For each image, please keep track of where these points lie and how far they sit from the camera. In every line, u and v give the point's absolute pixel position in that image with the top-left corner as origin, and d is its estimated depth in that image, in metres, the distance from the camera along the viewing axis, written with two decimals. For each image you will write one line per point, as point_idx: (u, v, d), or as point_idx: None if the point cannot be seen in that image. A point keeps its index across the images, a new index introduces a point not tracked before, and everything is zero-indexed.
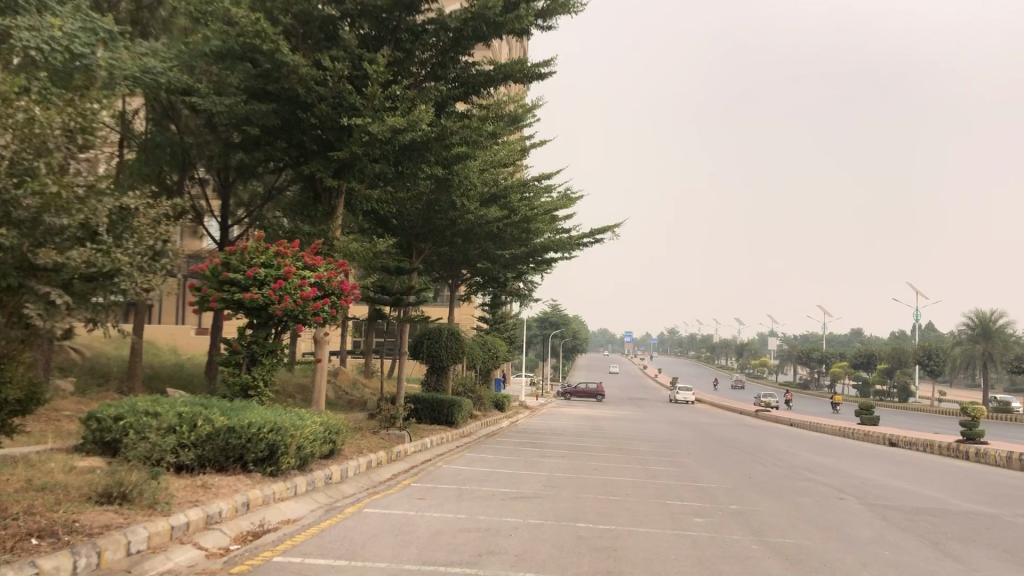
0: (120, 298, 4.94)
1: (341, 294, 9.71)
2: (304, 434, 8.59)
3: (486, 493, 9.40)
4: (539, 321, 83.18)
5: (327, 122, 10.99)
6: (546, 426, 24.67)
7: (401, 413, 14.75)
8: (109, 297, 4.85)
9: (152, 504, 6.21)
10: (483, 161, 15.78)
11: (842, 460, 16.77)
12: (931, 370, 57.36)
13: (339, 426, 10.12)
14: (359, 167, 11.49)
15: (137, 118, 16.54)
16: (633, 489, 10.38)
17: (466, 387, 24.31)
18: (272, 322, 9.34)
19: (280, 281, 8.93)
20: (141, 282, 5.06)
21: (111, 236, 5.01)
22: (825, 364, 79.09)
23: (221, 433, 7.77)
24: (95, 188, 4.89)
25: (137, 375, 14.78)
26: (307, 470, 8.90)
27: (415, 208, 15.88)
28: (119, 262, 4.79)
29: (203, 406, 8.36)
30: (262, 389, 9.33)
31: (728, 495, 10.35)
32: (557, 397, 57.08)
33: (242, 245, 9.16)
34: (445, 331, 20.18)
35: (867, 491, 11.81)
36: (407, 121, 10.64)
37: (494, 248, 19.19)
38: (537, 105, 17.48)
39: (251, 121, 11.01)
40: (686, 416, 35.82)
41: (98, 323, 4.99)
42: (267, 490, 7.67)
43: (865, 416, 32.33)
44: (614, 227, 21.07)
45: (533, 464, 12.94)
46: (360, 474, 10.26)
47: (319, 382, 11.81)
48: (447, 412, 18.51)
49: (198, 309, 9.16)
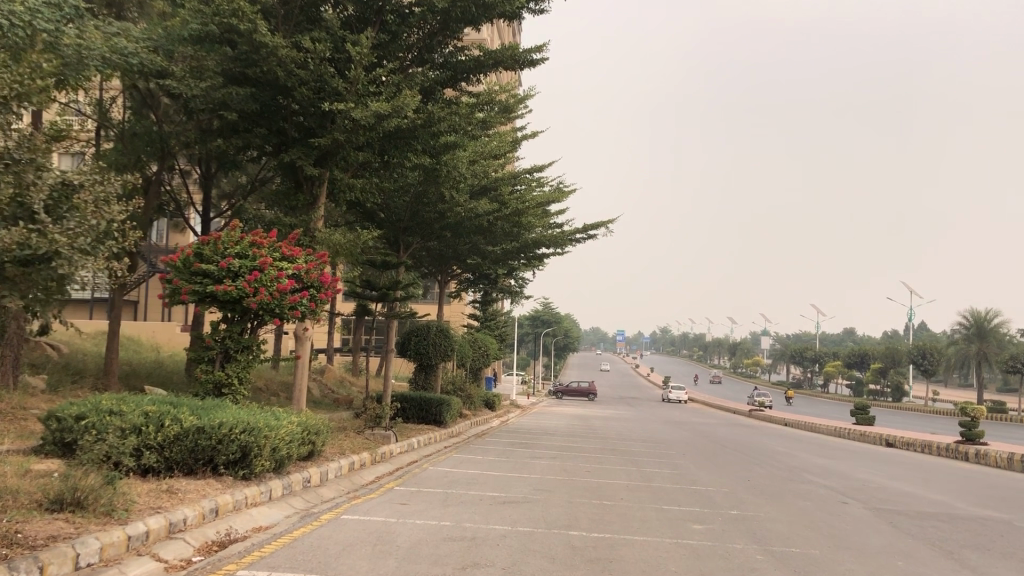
0: (57, 276, 5.11)
1: (320, 286, 9.22)
2: (279, 435, 8.09)
3: (473, 497, 8.92)
4: (530, 319, 82.72)
5: (309, 108, 10.51)
6: (537, 426, 24.20)
7: (387, 412, 14.26)
8: (44, 276, 5.03)
9: (108, 511, 5.71)
10: (472, 152, 15.29)
11: (841, 461, 16.34)
12: (925, 370, 57.09)
13: (320, 426, 9.63)
14: (341, 155, 11.03)
15: (116, 107, 16.02)
16: (626, 492, 9.92)
17: (456, 385, 23.84)
18: (247, 316, 8.86)
19: (255, 273, 8.43)
20: (79, 259, 5.21)
21: (49, 215, 5.17)
22: (818, 364, 78.85)
23: (190, 435, 7.27)
24: (28, 164, 5.02)
25: (114, 373, 14.27)
26: (283, 473, 8.41)
27: (403, 201, 15.41)
28: (57, 244, 4.94)
29: (172, 405, 7.85)
30: (236, 387, 8.82)
31: (727, 499, 9.90)
32: (549, 396, 56.62)
33: (216, 234, 8.65)
34: (434, 328, 19.70)
35: (869, 495, 11.38)
36: (392, 107, 10.16)
37: (484, 243, 18.71)
38: (528, 96, 17.02)
39: (228, 107, 10.52)
40: (680, 416, 35.41)
41: (37, 300, 5.17)
42: (239, 494, 7.18)
43: (860, 416, 31.97)
44: (607, 222, 20.63)
45: (523, 466, 12.48)
46: (342, 477, 9.77)
47: (300, 380, 11.31)
48: (435, 411, 18.04)
49: (168, 302, 8.66)
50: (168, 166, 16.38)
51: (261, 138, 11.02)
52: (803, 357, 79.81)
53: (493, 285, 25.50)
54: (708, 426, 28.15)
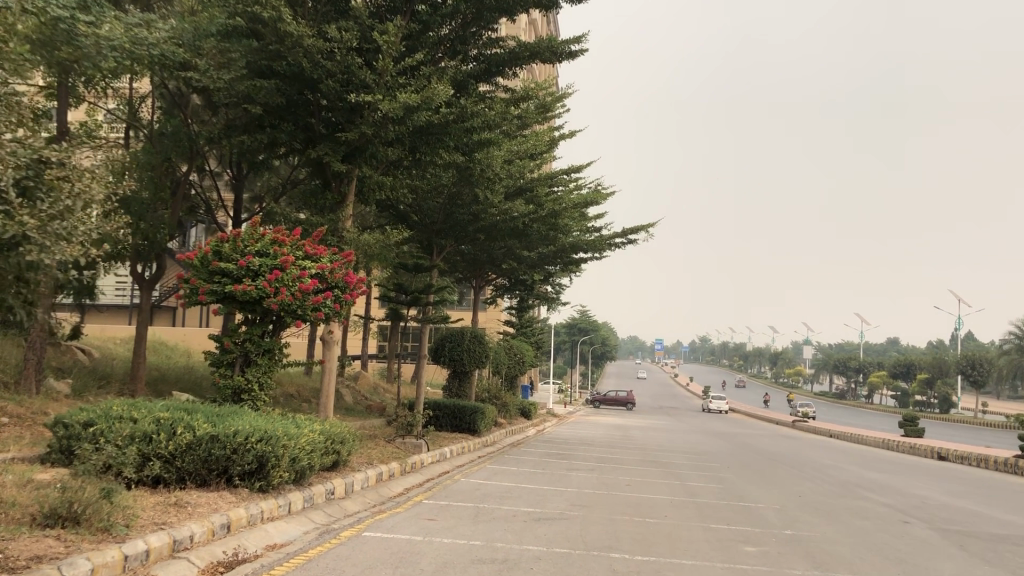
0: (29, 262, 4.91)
1: (345, 287, 8.69)
2: (300, 444, 7.59)
3: (507, 513, 8.34)
4: (567, 328, 81.89)
5: (336, 101, 10.07)
6: (574, 435, 23.54)
7: (418, 420, 13.75)
8: (16, 262, 4.84)
9: (107, 526, 5.23)
10: (508, 150, 14.78)
11: (895, 475, 15.52)
12: (975, 381, 55.35)
13: (345, 434, 9.13)
14: (370, 151, 10.56)
15: (146, 107, 15.79)
16: (671, 509, 9.28)
17: (491, 393, 23.29)
18: (268, 317, 8.39)
19: (276, 271, 7.96)
20: (58, 244, 5.03)
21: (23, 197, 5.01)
22: (861, 374, 77.14)
23: (203, 443, 6.80)
24: None
25: (142, 378, 13.96)
26: (304, 484, 7.90)
27: (436, 201, 14.93)
28: (26, 227, 4.77)
29: (186, 411, 7.40)
30: (255, 393, 8.33)
31: (780, 518, 9.21)
32: (586, 405, 55.86)
33: (236, 232, 8.21)
34: (468, 334, 19.18)
35: (932, 514, 10.61)
36: (423, 98, 9.69)
37: (520, 247, 18.17)
38: (566, 93, 16.48)
39: (252, 101, 10.10)
40: (721, 426, 34.54)
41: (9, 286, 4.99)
42: (254, 508, 6.69)
43: (909, 428, 30.86)
44: (647, 225, 19.98)
45: (559, 478, 11.87)
46: (368, 488, 9.26)
47: (327, 385, 10.82)
48: (469, 420, 17.51)
49: (186, 303, 8.23)
50: (198, 167, 16.11)
51: (287, 134, 10.59)
52: (846, 366, 78.11)
53: (530, 291, 24.93)
54: (751, 437, 27.28)
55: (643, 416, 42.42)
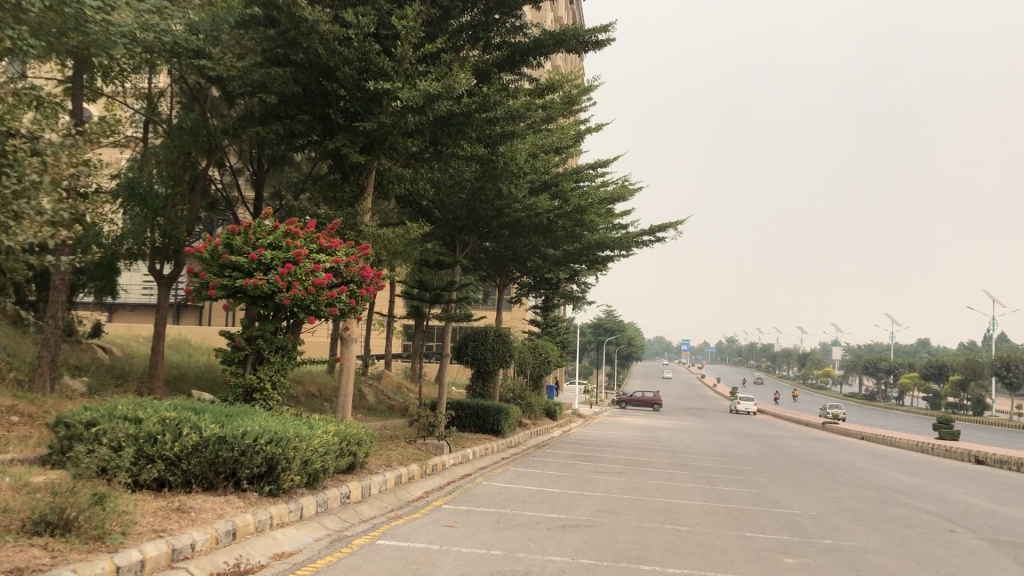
0: None
1: (361, 281, 8.32)
2: (313, 446, 7.22)
3: (530, 519, 7.94)
4: (593, 328, 81.18)
5: (354, 89, 9.74)
6: (600, 437, 23.09)
7: (440, 421, 13.37)
8: None
9: (101, 534, 4.90)
10: (532, 144, 14.38)
11: (934, 480, 14.92)
12: (1010, 383, 54.13)
13: (362, 436, 8.77)
14: (389, 142, 10.21)
15: (164, 101, 15.57)
16: (702, 516, 8.83)
17: (515, 393, 22.88)
18: (281, 313, 8.05)
19: (289, 265, 7.62)
20: None
21: None
22: (893, 375, 75.87)
23: (210, 445, 6.47)
24: None
25: (160, 376, 13.71)
26: (317, 488, 7.54)
27: (459, 196, 14.56)
28: None
29: (194, 411, 7.08)
30: (268, 392, 7.98)
31: (819, 526, 8.75)
32: (613, 405, 55.28)
33: (247, 223, 7.87)
34: (492, 333, 18.78)
35: (978, 522, 10.06)
36: (443, 85, 9.32)
37: (545, 244, 17.75)
38: (592, 86, 16.05)
39: (267, 90, 9.80)
40: (750, 428, 33.92)
41: None
42: (263, 513, 6.34)
43: (944, 430, 30.10)
44: (675, 222, 19.49)
45: (586, 482, 11.43)
46: (386, 492, 8.88)
47: (345, 384, 10.48)
48: (493, 420, 17.13)
49: (196, 297, 7.90)
50: (217, 162, 15.89)
51: (304, 125, 10.26)
52: (877, 368, 76.82)
53: (555, 290, 24.49)
54: (782, 439, 26.66)
55: (669, 417, 41.79)
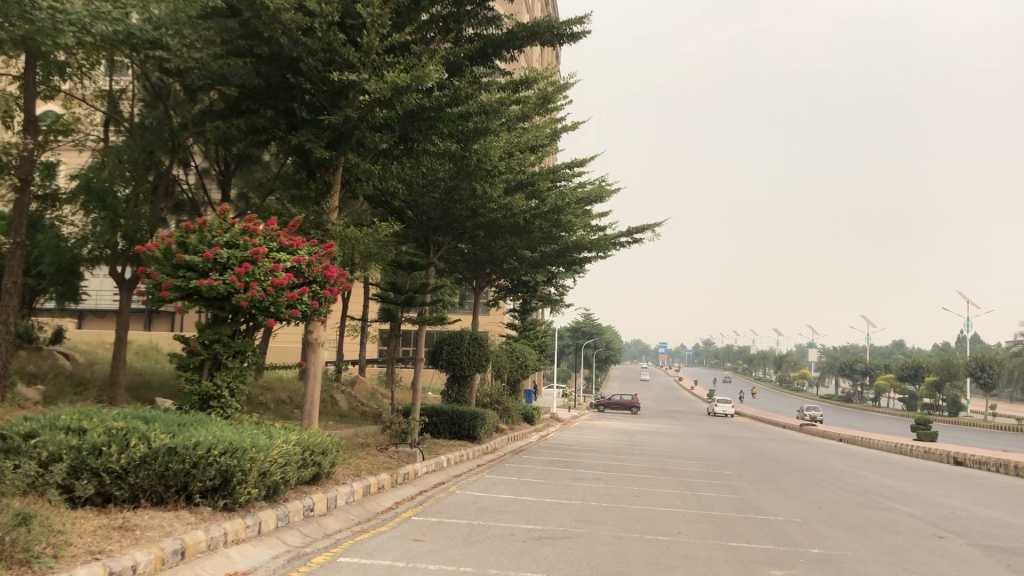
0: None
1: (324, 281, 7.90)
2: (272, 456, 6.78)
3: (503, 531, 7.55)
4: (572, 331, 80.91)
5: (319, 81, 9.32)
6: (579, 442, 22.70)
7: (413, 428, 12.94)
8: None
9: (28, 558, 4.45)
10: (506, 142, 14.01)
11: (917, 483, 14.67)
12: (985, 384, 54.40)
13: (327, 445, 8.33)
14: (356, 137, 9.81)
15: (126, 98, 15.06)
16: (684, 525, 8.46)
17: (493, 398, 22.48)
18: (239, 314, 7.61)
19: (246, 264, 7.18)
20: None
21: None
22: (869, 376, 76.17)
23: (159, 457, 6.03)
24: None
25: (121, 384, 13.18)
26: (278, 501, 7.09)
27: (432, 196, 14.16)
28: None
29: (144, 421, 6.63)
30: (225, 400, 7.54)
31: (805, 534, 8.41)
32: (591, 409, 54.98)
33: (202, 221, 7.44)
34: (468, 337, 18.37)
35: (966, 527, 9.76)
36: (412, 77, 8.91)
37: (521, 245, 17.38)
38: (568, 83, 15.70)
39: (227, 83, 9.38)
40: (729, 431, 33.71)
41: None
42: (216, 530, 5.89)
43: (922, 432, 30.02)
44: (654, 223, 19.18)
45: (563, 489, 11.06)
46: (353, 503, 8.45)
47: (312, 390, 10.03)
48: (469, 426, 16.70)
49: (149, 300, 7.46)
50: (182, 161, 15.41)
51: (267, 119, 9.85)
52: (853, 369, 77.09)
53: (533, 292, 24.12)
54: (762, 442, 26.44)
55: (648, 420, 41.51)
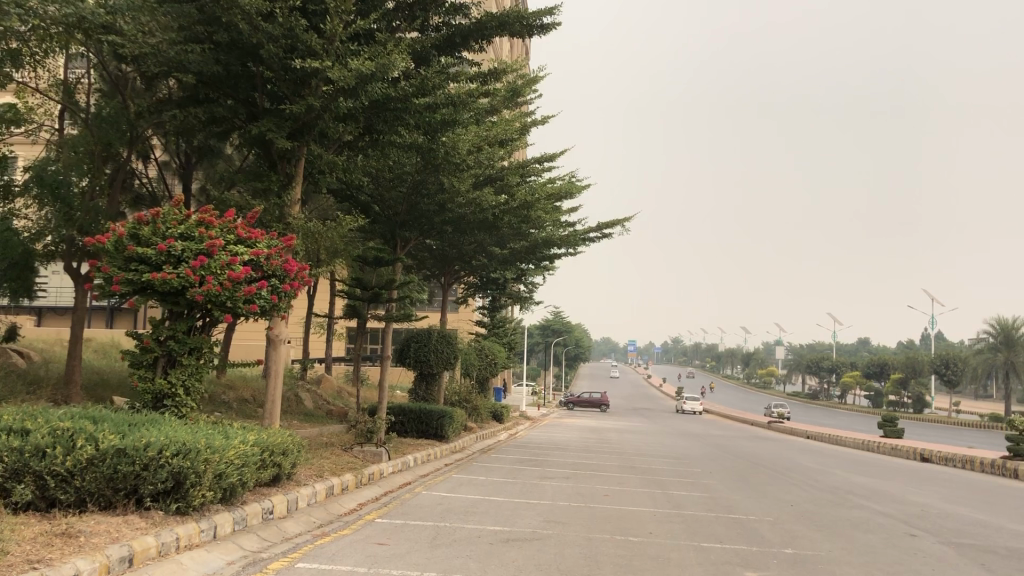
0: None
1: (284, 275, 7.62)
2: (229, 457, 6.48)
3: (470, 533, 7.32)
4: (541, 329, 80.79)
5: (280, 69, 9.04)
6: (548, 440, 22.51)
7: (379, 427, 12.66)
8: None
9: None
10: (475, 135, 13.77)
11: (885, 480, 14.67)
12: (949, 381, 55.07)
13: (288, 445, 8.05)
14: (319, 128, 9.53)
15: (83, 88, 14.63)
16: (654, 525, 8.29)
17: (461, 396, 22.22)
18: (194, 310, 7.31)
19: (202, 257, 6.89)
20: None
21: None
22: (835, 374, 76.88)
23: (108, 459, 5.72)
24: None
25: (77, 383, 12.76)
26: (234, 504, 6.80)
27: (399, 190, 13.88)
28: None
29: (93, 421, 6.31)
30: (180, 398, 7.23)
31: (778, 534, 8.28)
32: (561, 407, 54.88)
33: (155, 212, 7.12)
34: (435, 334, 18.10)
35: (937, 525, 9.70)
36: (377, 66, 8.65)
37: (490, 242, 17.15)
38: (538, 76, 15.49)
39: (185, 70, 9.07)
40: (698, 428, 33.72)
41: None
42: (167, 535, 5.60)
43: (888, 428, 30.23)
44: (623, 219, 19.04)
45: (532, 488, 10.86)
46: (315, 505, 8.18)
47: (273, 388, 9.72)
48: (437, 425, 16.45)
49: (99, 294, 7.13)
50: (141, 154, 14.99)
51: (226, 109, 9.54)
52: (819, 367, 77.78)
53: (501, 290, 23.90)
54: (731, 439, 26.43)
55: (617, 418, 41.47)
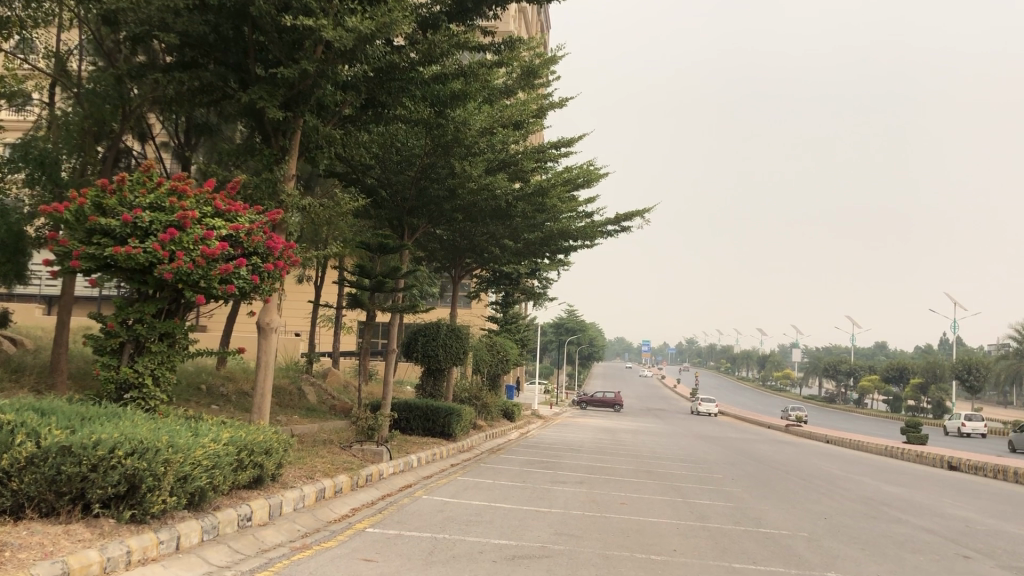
0: None
1: (268, 254, 6.83)
2: (196, 456, 5.67)
3: (472, 547, 6.51)
4: (555, 326, 79.68)
5: (274, 31, 8.28)
6: (561, 440, 21.66)
7: (380, 424, 11.85)
8: None
9: None
10: (488, 116, 12.94)
11: (919, 491, 13.71)
12: (971, 387, 53.62)
13: (271, 444, 7.24)
14: (316, 97, 8.74)
15: (77, 62, 13.88)
16: (678, 541, 7.44)
17: (470, 394, 21.37)
18: (165, 289, 6.53)
19: (172, 230, 6.11)
20: None
21: None
22: (853, 378, 75.50)
23: (50, 458, 4.92)
24: None
25: (63, 371, 12.00)
26: (203, 511, 5.99)
27: (407, 173, 13.07)
28: None
29: (42, 413, 5.52)
30: (148, 390, 6.41)
31: (818, 555, 7.40)
32: (574, 406, 53.91)
33: (121, 178, 6.35)
34: (444, 328, 17.29)
35: (988, 544, 8.79)
36: (379, 26, 7.82)
37: (503, 232, 16.30)
38: (556, 55, 14.63)
39: (170, 30, 8.32)
40: (715, 430, 32.72)
41: None
42: (116, 549, 4.78)
43: (911, 434, 29.11)
44: (643, 211, 18.18)
45: (542, 494, 10.01)
46: (302, 511, 7.38)
47: (263, 381, 8.91)
48: (443, 423, 15.64)
49: (60, 270, 6.34)
50: (138, 133, 14.26)
51: (214, 74, 8.76)
52: (837, 370, 76.39)
53: (515, 284, 23.03)
54: (750, 443, 25.41)
55: (631, 419, 40.53)
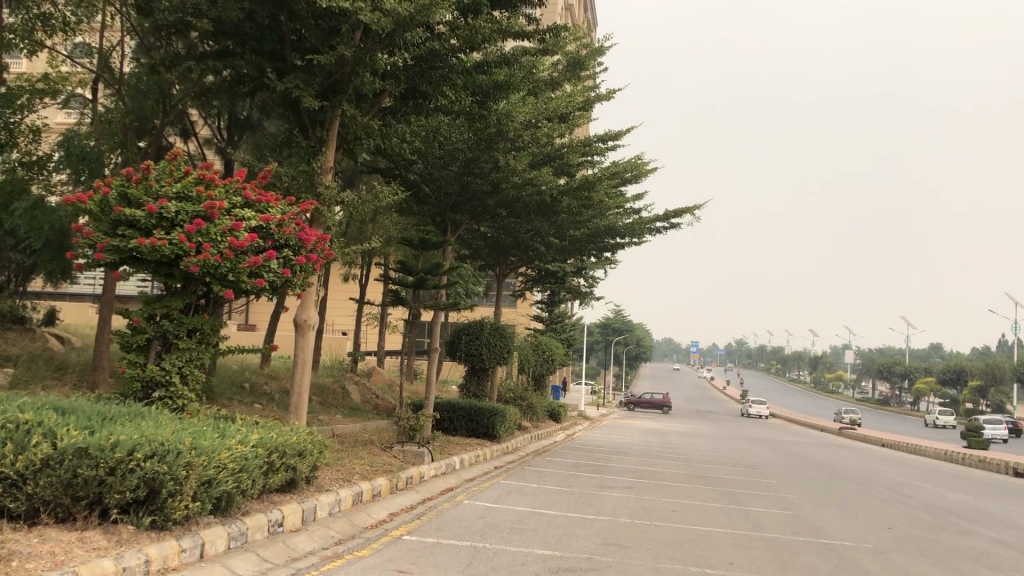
0: None
1: (300, 246, 6.52)
2: (221, 459, 5.37)
3: (513, 557, 6.11)
4: (602, 326, 78.92)
5: (310, 16, 8.00)
6: (609, 442, 21.17)
7: (422, 424, 11.52)
8: None
9: None
10: (532, 108, 12.56)
11: (987, 499, 12.98)
12: None
13: (305, 446, 6.93)
14: (352, 85, 8.43)
15: (118, 58, 13.76)
16: (734, 553, 6.96)
17: (516, 394, 21.00)
18: (193, 283, 6.26)
19: (199, 222, 5.83)
20: None
21: None
22: (909, 380, 73.51)
23: (66, 460, 4.65)
24: None
25: (104, 369, 11.88)
26: (230, 516, 5.68)
27: (450, 167, 12.75)
28: None
29: (62, 413, 5.26)
30: (175, 389, 6.15)
31: (885, 569, 6.87)
32: (621, 408, 53.22)
33: (147, 167, 6.09)
34: (488, 327, 16.94)
35: None
36: (417, 8, 7.47)
37: (548, 229, 15.88)
38: (603, 45, 14.19)
39: (204, 16, 8.08)
40: (767, 433, 31.87)
41: None
42: (133, 558, 4.48)
43: (973, 439, 28.00)
44: (694, 207, 17.64)
45: (589, 500, 9.58)
46: (337, 516, 7.06)
47: (300, 379, 8.62)
48: (487, 423, 15.28)
49: (86, 264, 6.10)
50: (180, 129, 14.15)
51: (249, 63, 8.51)
52: (892, 372, 74.45)
53: (561, 283, 22.60)
54: (805, 447, 24.60)
55: (678, 420, 39.81)
